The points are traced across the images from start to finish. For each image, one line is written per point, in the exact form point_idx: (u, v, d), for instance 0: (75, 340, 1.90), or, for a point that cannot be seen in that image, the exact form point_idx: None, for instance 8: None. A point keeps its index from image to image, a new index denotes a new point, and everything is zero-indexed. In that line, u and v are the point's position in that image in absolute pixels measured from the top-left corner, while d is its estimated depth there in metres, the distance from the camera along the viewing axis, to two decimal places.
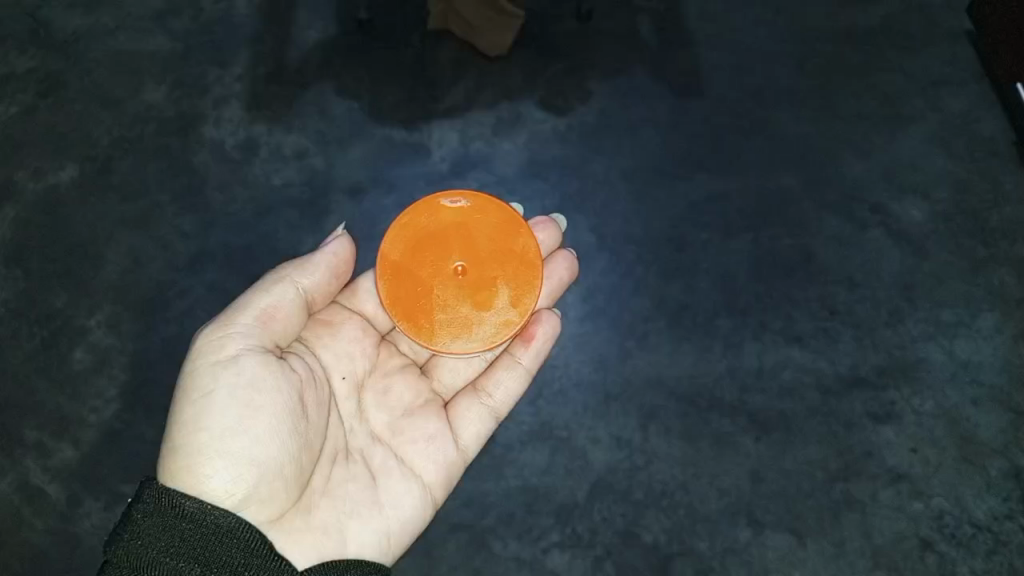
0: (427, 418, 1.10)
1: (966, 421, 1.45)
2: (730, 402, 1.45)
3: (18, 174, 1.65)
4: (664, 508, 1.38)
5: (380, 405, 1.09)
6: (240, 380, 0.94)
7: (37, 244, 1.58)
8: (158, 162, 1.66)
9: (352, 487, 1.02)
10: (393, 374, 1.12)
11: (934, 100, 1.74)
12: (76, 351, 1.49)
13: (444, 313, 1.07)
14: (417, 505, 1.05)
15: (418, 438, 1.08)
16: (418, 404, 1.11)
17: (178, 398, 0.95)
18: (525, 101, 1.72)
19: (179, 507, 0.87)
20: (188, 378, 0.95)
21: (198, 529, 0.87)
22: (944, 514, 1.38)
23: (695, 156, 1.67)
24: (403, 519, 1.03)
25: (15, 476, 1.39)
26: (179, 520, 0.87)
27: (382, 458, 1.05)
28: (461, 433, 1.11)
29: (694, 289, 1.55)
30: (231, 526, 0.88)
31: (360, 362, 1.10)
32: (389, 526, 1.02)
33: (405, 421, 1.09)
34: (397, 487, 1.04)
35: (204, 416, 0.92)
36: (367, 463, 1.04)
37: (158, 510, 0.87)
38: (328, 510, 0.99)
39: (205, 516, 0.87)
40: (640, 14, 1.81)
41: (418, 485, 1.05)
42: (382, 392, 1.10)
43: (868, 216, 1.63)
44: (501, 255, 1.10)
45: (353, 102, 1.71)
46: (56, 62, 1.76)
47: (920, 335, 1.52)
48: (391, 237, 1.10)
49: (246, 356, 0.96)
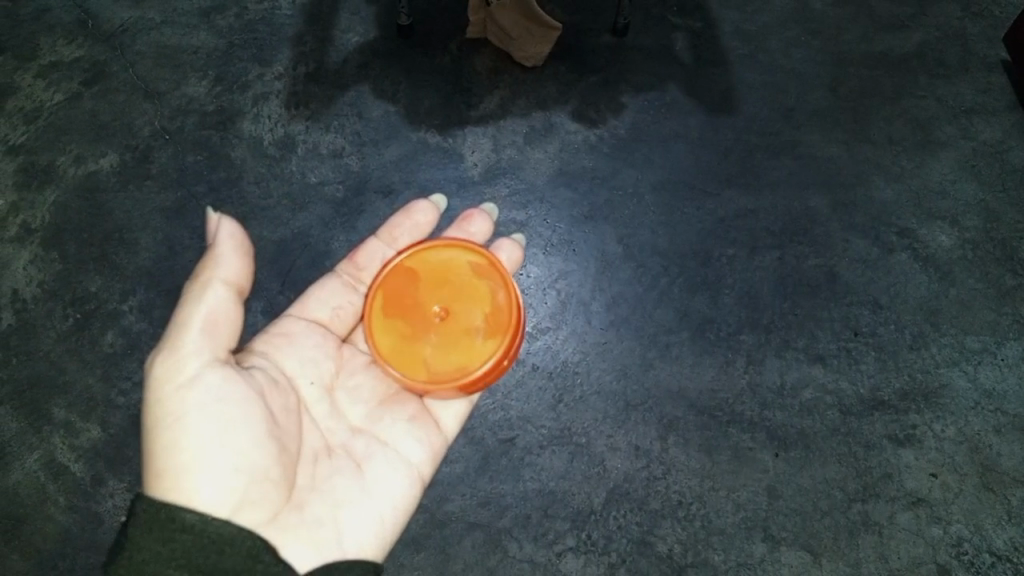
0: (403, 403, 1.13)
1: (988, 448, 1.44)
2: (751, 418, 1.45)
3: (60, 159, 1.69)
4: (680, 519, 1.37)
5: (353, 401, 1.11)
6: (203, 393, 0.94)
7: (74, 229, 1.61)
8: (197, 154, 1.69)
9: (339, 479, 1.03)
10: (359, 372, 1.14)
11: (966, 127, 1.75)
12: (107, 334, 1.51)
13: (440, 358, 1.09)
14: (405, 489, 1.07)
15: (395, 422, 1.11)
16: (390, 394, 1.13)
17: (154, 425, 0.95)
18: (559, 112, 1.74)
19: (179, 519, 0.88)
20: (153, 407, 0.96)
21: (198, 540, 0.88)
22: (962, 541, 1.37)
23: (725, 173, 1.68)
24: (393, 500, 1.06)
25: (41, 453, 1.42)
26: (180, 532, 0.88)
27: (365, 447, 1.07)
28: (439, 416, 1.15)
29: (719, 303, 1.55)
30: (230, 535, 0.89)
31: (326, 367, 1.11)
32: (381, 508, 1.04)
33: (380, 410, 1.11)
34: (384, 469, 1.07)
35: (184, 437, 0.93)
36: (350, 455, 1.06)
37: (158, 524, 0.88)
38: (321, 503, 1.00)
39: (205, 527, 0.88)
40: (675, 31, 1.83)
41: (407, 469, 1.08)
42: (352, 389, 1.12)
43: (895, 240, 1.63)
44: (432, 286, 1.13)
45: (389, 105, 1.74)
46: (102, 53, 1.81)
47: (944, 360, 1.51)
48: (475, 280, 1.14)
49: (205, 369, 0.96)
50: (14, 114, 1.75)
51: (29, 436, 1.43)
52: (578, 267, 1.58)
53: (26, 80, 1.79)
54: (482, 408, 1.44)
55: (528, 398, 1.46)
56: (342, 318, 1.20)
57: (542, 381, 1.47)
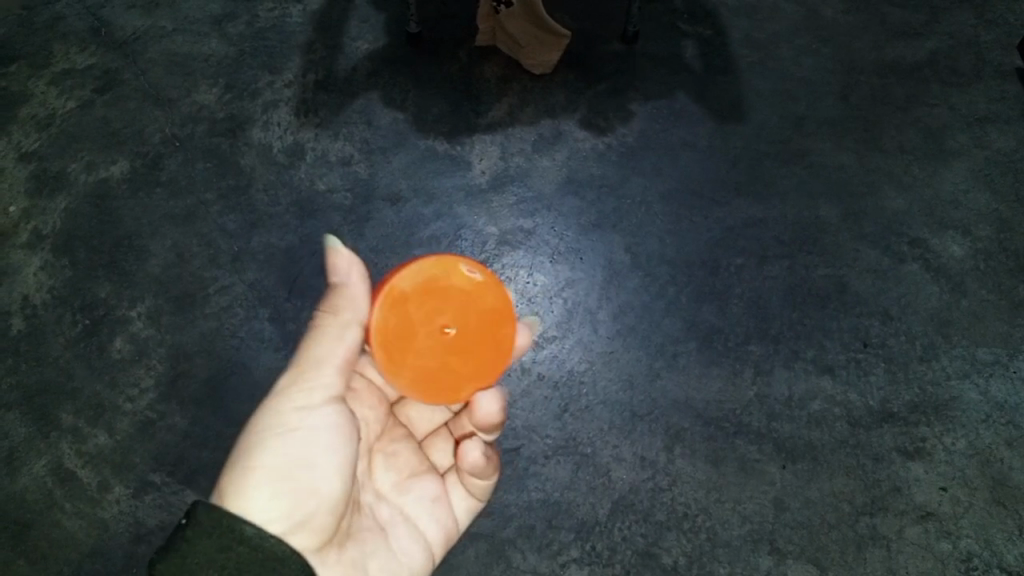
0: (430, 481, 1.06)
1: (1000, 462, 1.42)
2: (758, 429, 1.43)
3: (72, 166, 1.70)
4: (685, 531, 1.35)
5: (388, 462, 1.05)
6: (306, 422, 0.95)
7: (85, 235, 1.63)
8: (206, 161, 1.70)
9: (368, 534, 0.98)
10: (400, 439, 1.08)
11: (980, 136, 1.74)
12: (116, 341, 1.52)
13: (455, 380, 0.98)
14: (420, 562, 1.01)
15: (420, 496, 1.04)
16: (421, 467, 1.07)
17: (255, 440, 0.94)
18: (567, 120, 1.74)
19: (239, 531, 0.85)
20: (268, 421, 0.95)
21: (253, 554, 0.85)
22: (972, 556, 1.34)
23: (733, 182, 1.67)
24: (406, 571, 0.99)
25: (49, 459, 1.41)
26: (236, 542, 0.85)
27: (390, 513, 1.01)
28: (456, 505, 1.06)
29: (727, 313, 1.54)
30: (284, 554, 0.86)
31: (371, 422, 1.06)
32: (398, 572, 0.98)
33: (410, 482, 1.04)
34: (403, 540, 1.00)
35: (268, 454, 0.93)
36: (376, 515, 1.00)
37: (214, 530, 0.85)
38: (354, 548, 0.95)
39: (261, 541, 0.86)
40: (685, 38, 1.83)
41: (422, 544, 1.01)
42: (390, 454, 1.05)
43: (906, 250, 1.61)
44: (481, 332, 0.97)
45: (398, 112, 1.74)
46: (114, 60, 1.83)
47: (955, 372, 1.49)
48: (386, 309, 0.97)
49: (324, 404, 0.96)
50: (26, 121, 1.76)
51: (37, 441, 1.43)
52: (585, 275, 1.58)
53: (39, 87, 1.80)
54: None
55: (534, 407, 1.45)
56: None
57: (548, 390, 1.46)
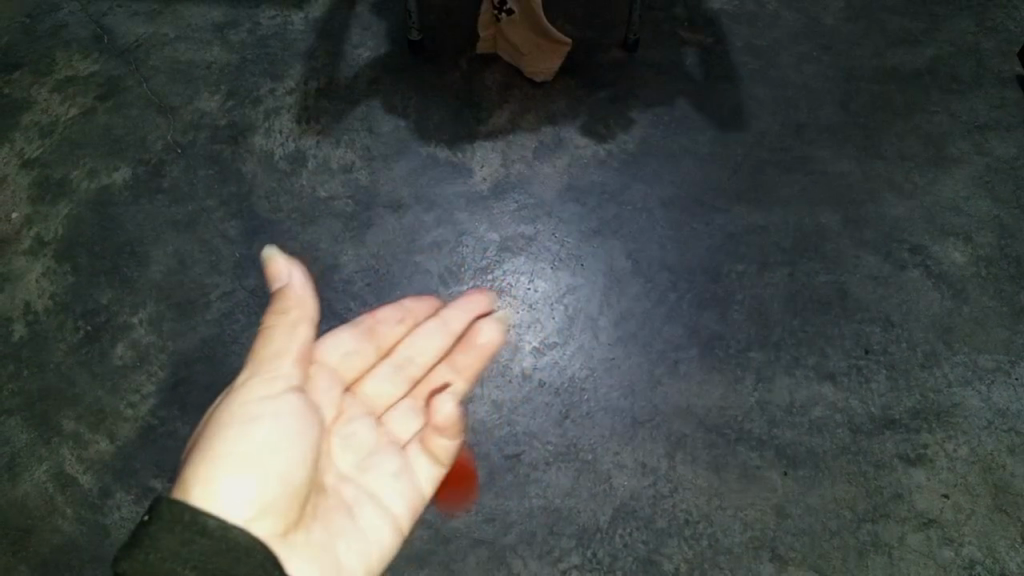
0: (393, 457, 1.03)
1: (1002, 469, 1.40)
2: (759, 436, 1.43)
3: (74, 173, 1.71)
4: (686, 538, 1.34)
5: (347, 443, 1.01)
6: (268, 409, 0.90)
7: (88, 242, 1.63)
8: (208, 168, 1.71)
9: (334, 515, 0.93)
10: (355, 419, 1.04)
11: (980, 143, 1.74)
12: (117, 347, 1.52)
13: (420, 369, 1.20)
14: (389, 538, 0.97)
15: (384, 473, 1.01)
16: (381, 445, 1.04)
17: (208, 437, 0.88)
18: (568, 127, 1.75)
19: (199, 522, 0.78)
20: (219, 422, 0.89)
21: (218, 544, 0.78)
22: (975, 564, 1.31)
23: (734, 189, 1.68)
24: (376, 551, 0.95)
25: (50, 465, 1.41)
26: (196, 535, 0.77)
27: (354, 493, 0.97)
28: (421, 479, 1.05)
29: (728, 319, 1.54)
30: (248, 543, 0.79)
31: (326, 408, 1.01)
32: (369, 553, 0.94)
33: (373, 459, 1.01)
34: (371, 518, 0.96)
35: (231, 442, 0.87)
36: (341, 496, 0.95)
37: (173, 523, 0.77)
38: (320, 531, 0.90)
39: (227, 529, 0.79)
40: (685, 47, 1.85)
41: (388, 522, 0.98)
42: (345, 435, 1.01)
43: (907, 257, 1.61)
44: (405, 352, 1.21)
45: (400, 119, 1.75)
46: (117, 68, 1.84)
47: (957, 379, 1.48)
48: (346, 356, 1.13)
49: (286, 394, 0.93)
50: (30, 128, 1.77)
51: (38, 448, 1.43)
52: (586, 282, 1.58)
53: (41, 95, 1.81)
54: (488, 423, 1.44)
55: (534, 414, 1.45)
56: (350, 364, 1.09)
57: (549, 397, 1.47)
